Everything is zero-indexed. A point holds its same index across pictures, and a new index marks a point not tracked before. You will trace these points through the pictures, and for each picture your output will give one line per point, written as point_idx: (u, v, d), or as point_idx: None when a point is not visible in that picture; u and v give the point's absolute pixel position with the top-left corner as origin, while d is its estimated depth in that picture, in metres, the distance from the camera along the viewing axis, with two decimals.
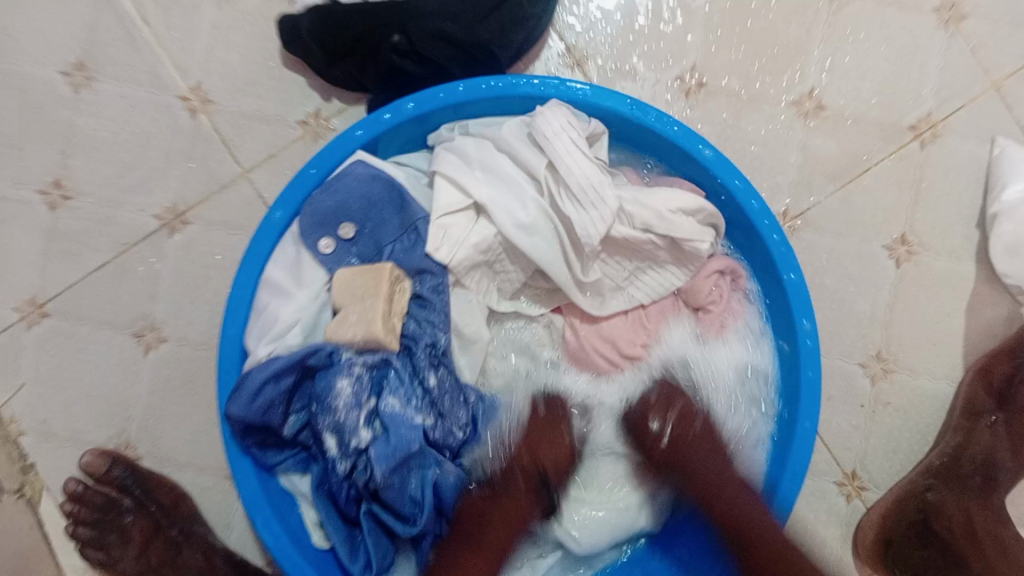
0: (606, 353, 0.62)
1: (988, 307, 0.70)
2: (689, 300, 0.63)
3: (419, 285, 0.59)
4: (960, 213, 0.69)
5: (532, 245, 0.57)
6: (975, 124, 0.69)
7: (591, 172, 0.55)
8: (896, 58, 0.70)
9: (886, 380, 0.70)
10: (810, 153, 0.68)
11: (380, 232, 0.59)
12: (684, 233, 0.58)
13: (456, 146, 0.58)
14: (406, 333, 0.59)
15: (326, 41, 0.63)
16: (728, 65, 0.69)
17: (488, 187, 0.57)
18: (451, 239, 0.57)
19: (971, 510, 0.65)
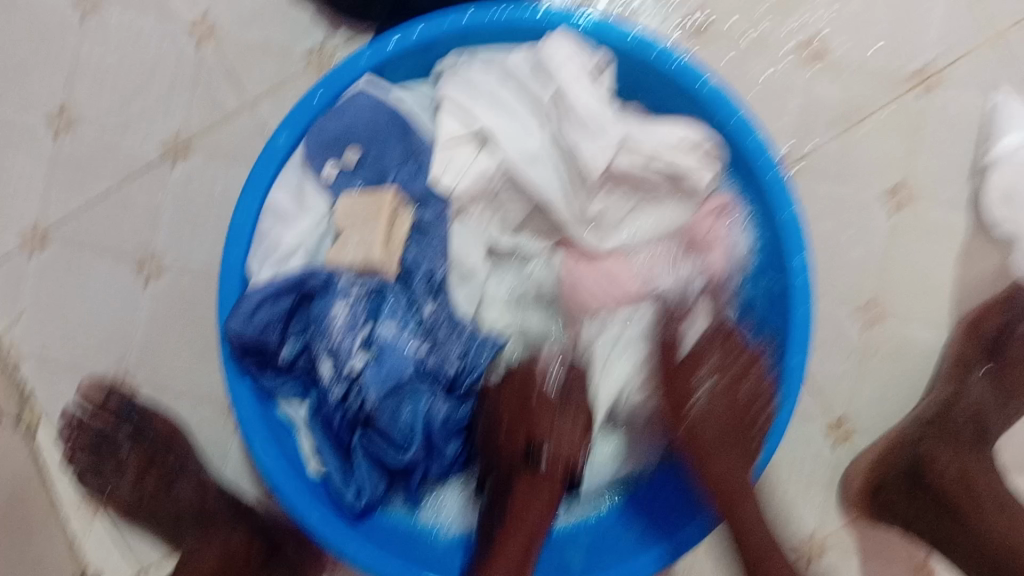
0: (600, 292, 0.60)
1: (980, 258, 0.71)
2: (687, 239, 0.62)
3: (420, 213, 0.58)
4: (956, 164, 0.70)
5: (535, 176, 0.57)
6: (976, 74, 0.70)
7: (594, 103, 0.56)
8: (897, 7, 0.70)
9: (877, 326, 0.71)
10: (811, 99, 0.69)
11: (385, 158, 0.59)
12: (684, 166, 0.57)
13: (462, 76, 0.58)
14: (406, 263, 0.58)
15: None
16: (732, 10, 0.70)
17: (492, 118, 0.57)
18: (456, 166, 0.57)
19: (965, 462, 0.66)
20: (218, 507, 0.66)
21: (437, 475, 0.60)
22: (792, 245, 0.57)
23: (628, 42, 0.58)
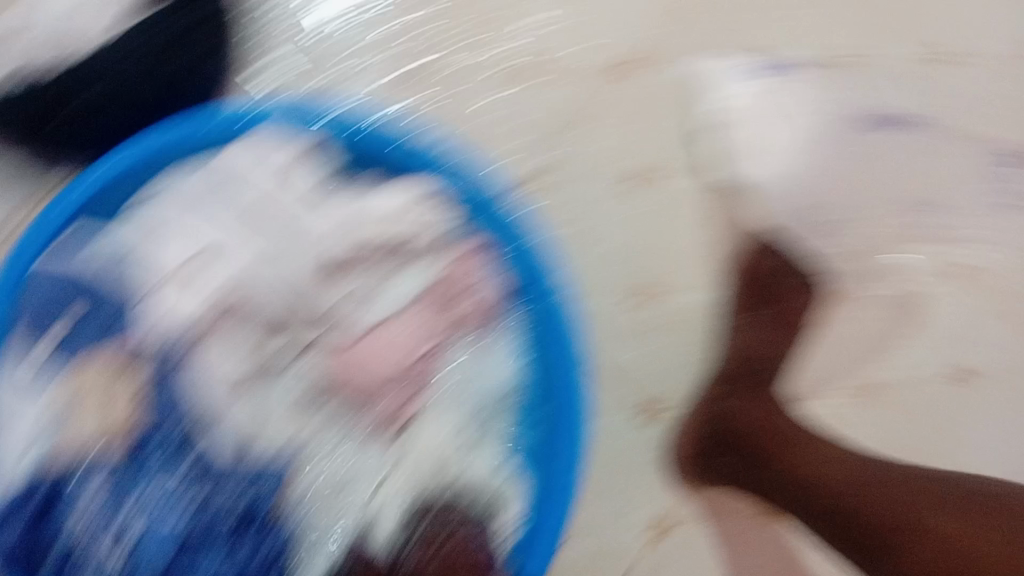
0: (372, 372, 0.59)
1: (718, 209, 0.77)
2: (450, 291, 0.61)
3: (158, 360, 0.57)
4: (669, 134, 0.76)
5: (261, 290, 0.60)
6: (663, 47, 0.76)
7: (297, 209, 0.61)
8: (571, 9, 0.76)
9: (651, 304, 0.75)
10: (519, 115, 0.74)
11: (111, 308, 0.58)
12: (399, 229, 0.61)
13: (168, 202, 0.60)
14: (151, 421, 0.57)
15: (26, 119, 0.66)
16: (424, 50, 0.73)
17: (197, 238, 0.59)
18: (171, 301, 0.58)
19: (765, 408, 0.73)
20: None
21: None
22: (533, 274, 0.60)
23: (314, 126, 0.61)
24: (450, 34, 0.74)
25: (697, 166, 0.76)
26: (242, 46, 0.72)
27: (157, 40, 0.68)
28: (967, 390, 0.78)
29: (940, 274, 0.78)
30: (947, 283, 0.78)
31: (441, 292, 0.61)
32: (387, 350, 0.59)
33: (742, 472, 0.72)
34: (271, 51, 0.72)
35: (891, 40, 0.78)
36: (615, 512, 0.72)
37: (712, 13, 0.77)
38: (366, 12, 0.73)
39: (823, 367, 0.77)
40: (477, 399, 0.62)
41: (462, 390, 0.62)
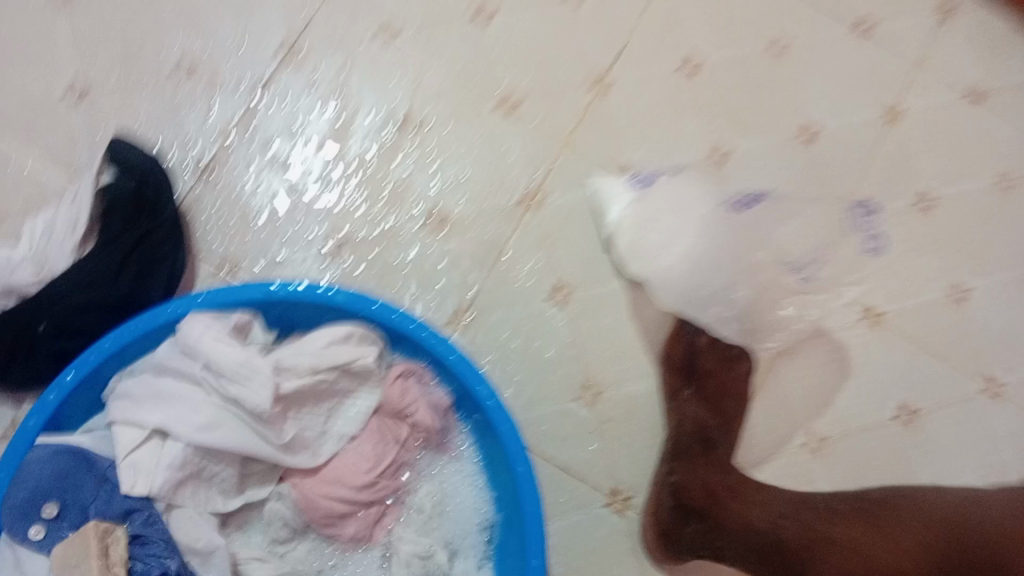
0: (338, 488, 0.73)
1: (645, 307, 0.84)
2: (390, 411, 0.77)
3: (132, 525, 0.67)
4: (589, 245, 0.85)
5: (222, 438, 0.69)
6: (566, 175, 0.87)
7: (239, 354, 0.69)
8: (481, 158, 0.87)
9: (600, 400, 0.82)
10: (452, 256, 0.85)
11: (80, 496, 0.67)
12: (345, 357, 0.73)
13: (123, 391, 0.69)
14: (135, 573, 0.66)
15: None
16: (358, 219, 0.85)
17: (159, 413, 0.69)
18: (142, 471, 0.68)
19: (702, 473, 0.75)
20: None
21: None
22: (472, 379, 0.70)
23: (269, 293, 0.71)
24: (381, 197, 0.86)
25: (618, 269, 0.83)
26: (213, 238, 0.84)
27: (115, 253, 0.73)
28: (904, 429, 0.85)
29: (857, 327, 0.87)
30: (865, 334, 0.86)
31: (384, 414, 0.77)
32: (348, 463, 0.73)
33: (708, 542, 0.73)
34: (237, 239, 0.84)
35: (767, 134, 0.90)
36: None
37: (605, 138, 0.88)
38: (311, 189, 0.85)
39: (773, 428, 0.84)
40: (448, 515, 0.77)
41: (436, 503, 0.76)
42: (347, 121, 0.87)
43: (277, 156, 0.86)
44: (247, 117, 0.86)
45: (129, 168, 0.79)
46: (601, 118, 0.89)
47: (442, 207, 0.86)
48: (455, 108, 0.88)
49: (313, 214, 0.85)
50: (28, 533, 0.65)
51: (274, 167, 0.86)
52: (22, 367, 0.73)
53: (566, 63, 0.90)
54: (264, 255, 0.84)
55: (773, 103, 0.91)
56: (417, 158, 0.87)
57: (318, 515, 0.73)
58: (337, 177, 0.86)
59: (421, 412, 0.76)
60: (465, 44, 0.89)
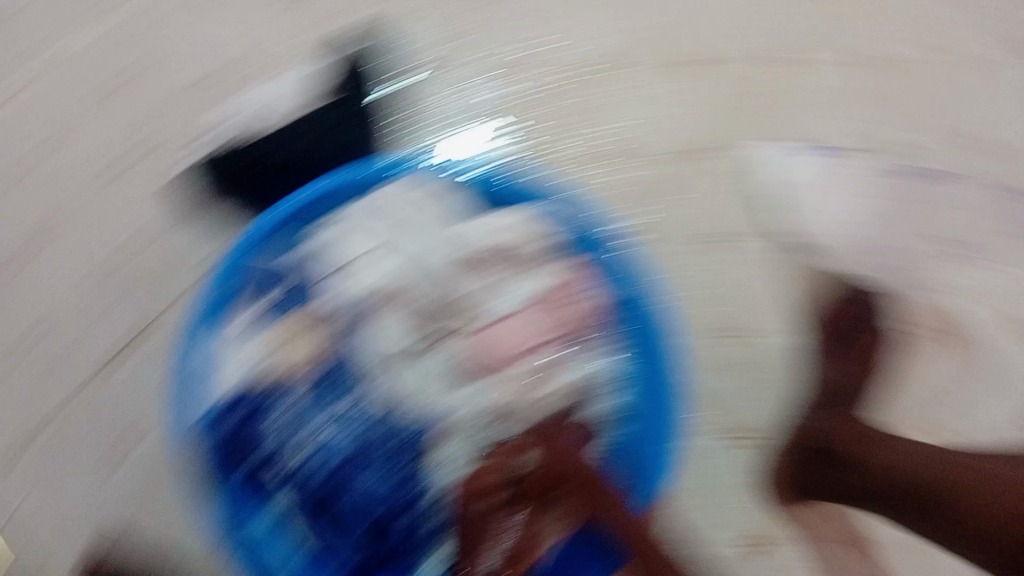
0: (502, 349, 0.74)
1: (789, 265, 0.90)
2: (542, 292, 0.76)
3: (331, 325, 0.74)
4: (739, 201, 0.91)
5: (410, 283, 0.75)
6: (732, 137, 0.93)
7: (430, 222, 0.78)
8: (650, 108, 0.94)
9: (736, 344, 0.88)
10: (607, 185, 0.92)
11: (290, 302, 0.75)
12: (519, 241, 0.77)
13: (330, 227, 0.77)
14: (336, 360, 0.74)
15: (223, 167, 0.87)
16: (542, 146, 0.93)
17: (360, 249, 0.76)
18: (344, 287, 0.75)
19: (840, 417, 0.82)
20: None
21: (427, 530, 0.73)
22: (622, 283, 0.76)
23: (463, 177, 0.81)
24: (566, 130, 0.93)
25: (770, 231, 0.91)
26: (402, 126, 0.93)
27: (342, 128, 0.89)
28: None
29: (989, 325, 0.89)
30: (999, 330, 0.88)
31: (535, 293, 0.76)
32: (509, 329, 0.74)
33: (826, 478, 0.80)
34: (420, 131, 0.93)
35: (932, 129, 0.93)
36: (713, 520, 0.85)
37: (785, 108, 0.94)
38: (511, 113, 0.94)
39: (899, 407, 0.87)
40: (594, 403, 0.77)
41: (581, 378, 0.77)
42: (541, 57, 0.96)
43: (482, 79, 0.95)
44: (459, 41, 0.95)
45: (366, 73, 0.93)
46: (786, 90, 0.94)
47: (604, 143, 0.93)
48: (639, 64, 0.95)
49: (504, 136, 0.94)
50: (248, 309, 0.73)
51: (468, 78, 0.95)
52: (239, 188, 0.87)
53: (753, 37, 0.96)
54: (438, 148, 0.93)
55: (942, 103, 0.94)
56: (594, 99, 0.95)
57: (490, 366, 0.73)
58: (520, 100, 0.94)
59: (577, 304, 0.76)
60: (663, 5, 0.97)
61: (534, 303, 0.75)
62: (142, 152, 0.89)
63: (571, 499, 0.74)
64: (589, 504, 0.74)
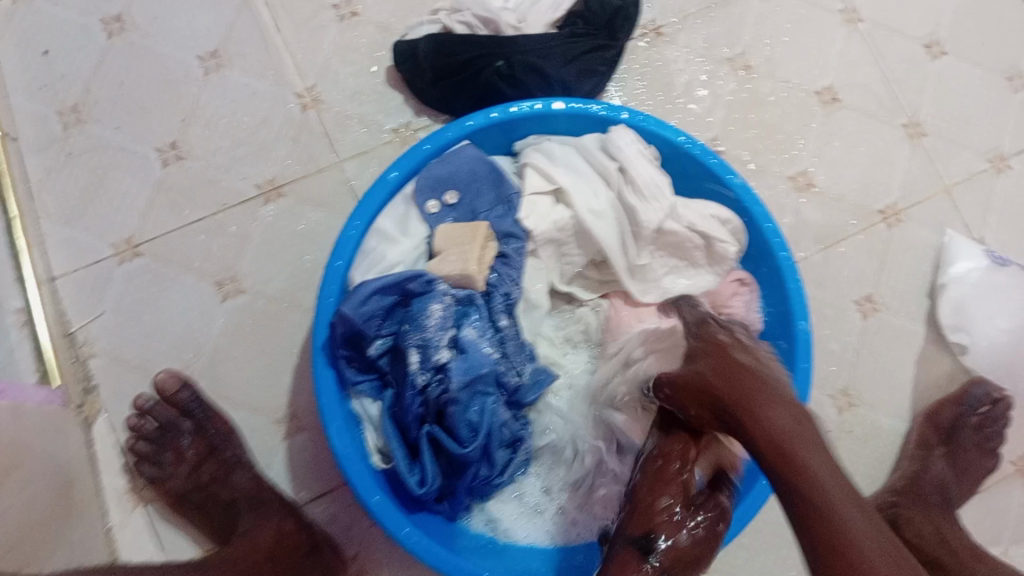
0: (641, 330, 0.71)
1: (934, 363, 0.84)
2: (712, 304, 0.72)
3: (503, 245, 0.69)
4: (914, 284, 0.85)
5: (600, 227, 0.69)
6: (930, 214, 0.87)
7: (653, 175, 0.69)
8: (867, 161, 0.87)
9: (849, 412, 0.83)
10: (800, 219, 0.85)
11: (477, 201, 0.70)
12: (717, 234, 0.70)
13: (544, 148, 0.72)
14: (489, 282, 0.68)
15: (437, 63, 0.79)
16: (743, 140, 0.86)
17: (569, 179, 0.70)
18: (536, 213, 0.70)
19: (938, 524, 0.73)
20: (271, 496, 0.71)
21: (494, 478, 0.68)
22: (797, 310, 0.69)
23: (676, 141, 0.72)
24: (771, 140, 0.86)
25: (933, 320, 0.84)
26: (629, 70, 0.86)
27: (575, 48, 0.79)
28: None
29: None
30: None
31: None
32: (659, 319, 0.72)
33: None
34: (641, 79, 0.86)
35: None
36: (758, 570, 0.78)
37: (980, 207, 0.88)
38: (729, 95, 0.87)
39: (979, 527, 0.82)
40: None
41: None
42: (780, 56, 0.88)
43: (723, 55, 0.88)
44: (708, 8, 0.88)
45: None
46: (985, 190, 0.88)
47: (813, 174, 0.86)
48: (869, 108, 0.88)
49: (710, 118, 0.86)
50: (426, 204, 0.69)
51: (702, 48, 0.87)
52: (456, 87, 0.79)
53: (982, 127, 0.89)
54: (655, 103, 0.86)
55: None
56: (820, 128, 0.87)
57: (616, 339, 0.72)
58: (745, 91, 0.87)
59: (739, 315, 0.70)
60: (906, 55, 0.90)
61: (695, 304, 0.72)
62: (348, 22, 0.84)
63: (793, 484, 0.47)
64: (818, 497, 0.46)
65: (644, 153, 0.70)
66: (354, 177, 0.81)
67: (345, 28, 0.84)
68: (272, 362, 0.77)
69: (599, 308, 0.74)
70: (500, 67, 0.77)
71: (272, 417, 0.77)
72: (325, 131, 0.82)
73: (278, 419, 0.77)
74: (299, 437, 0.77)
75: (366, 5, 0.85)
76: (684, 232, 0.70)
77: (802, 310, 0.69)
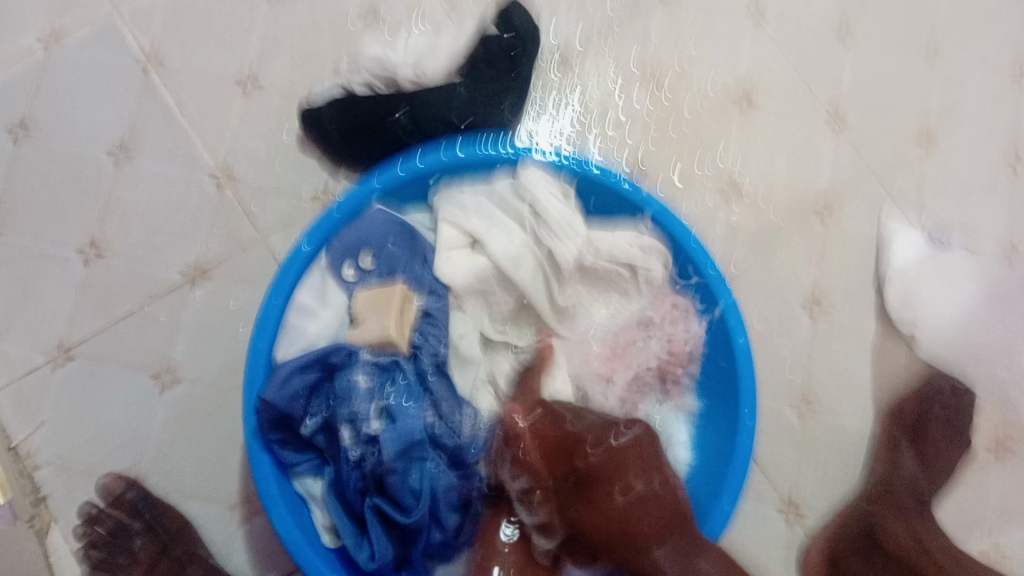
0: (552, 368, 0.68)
1: (888, 353, 0.83)
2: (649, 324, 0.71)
3: (426, 303, 0.69)
4: (859, 277, 0.84)
5: (521, 275, 0.69)
6: (863, 206, 0.86)
7: (564, 212, 0.70)
8: (791, 161, 0.86)
9: (811, 415, 0.81)
10: (733, 227, 0.84)
11: (395, 261, 0.70)
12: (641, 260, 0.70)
13: (456, 200, 0.72)
14: (414, 343, 0.68)
15: (343, 126, 0.78)
16: (666, 159, 0.85)
17: (484, 229, 0.70)
18: (455, 266, 0.70)
19: (917, 532, 0.74)
20: None
21: (447, 543, 0.66)
22: (735, 326, 0.68)
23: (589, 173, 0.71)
24: (694, 153, 0.86)
25: (880, 310, 0.84)
26: (541, 100, 0.84)
27: (478, 92, 0.78)
28: None
29: None
30: None
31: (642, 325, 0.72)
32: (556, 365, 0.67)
33: None
34: (556, 101, 0.85)
35: None
36: None
37: (913, 190, 0.87)
38: (645, 116, 0.86)
39: (963, 515, 0.81)
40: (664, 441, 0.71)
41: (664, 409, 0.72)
42: (692, 68, 0.88)
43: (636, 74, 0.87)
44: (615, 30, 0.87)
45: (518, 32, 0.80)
46: (917, 173, 0.87)
47: (742, 182, 0.85)
48: (788, 107, 0.87)
49: (631, 139, 0.85)
50: (343, 271, 0.69)
51: (614, 70, 0.86)
52: (367, 142, 0.78)
53: (905, 109, 0.89)
54: (573, 124, 0.85)
55: None
56: (742, 136, 0.86)
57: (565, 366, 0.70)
58: (662, 107, 0.86)
59: (681, 336, 0.71)
60: (819, 48, 0.89)
61: (631, 330, 0.71)
62: (253, 95, 0.83)
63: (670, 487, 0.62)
64: None
65: (556, 190, 0.71)
66: (282, 249, 0.81)
67: (250, 101, 0.83)
68: (216, 448, 0.77)
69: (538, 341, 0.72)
70: (404, 122, 0.77)
71: (226, 504, 0.76)
72: (244, 207, 0.81)
73: (232, 504, 0.76)
74: (257, 520, 0.76)
75: (266, 72, 0.84)
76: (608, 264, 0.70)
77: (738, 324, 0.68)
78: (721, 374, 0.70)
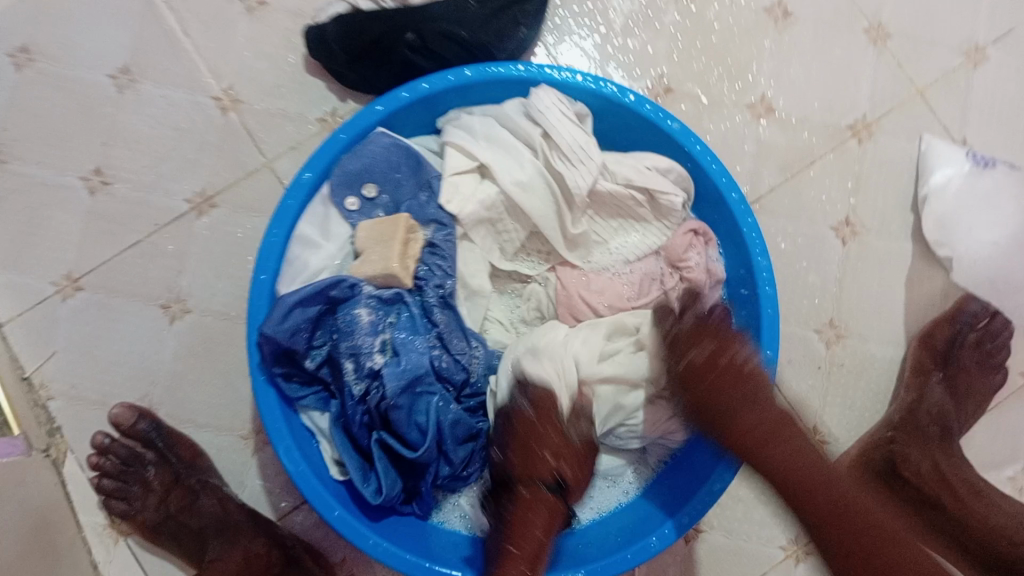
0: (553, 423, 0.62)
1: (923, 282, 0.79)
2: (669, 258, 0.68)
3: (432, 235, 0.67)
4: (897, 201, 0.80)
5: (529, 201, 0.66)
6: (904, 122, 0.81)
7: (578, 135, 0.65)
8: (828, 74, 0.81)
9: (838, 345, 0.78)
10: (762, 145, 0.79)
11: (397, 192, 0.68)
12: (659, 187, 0.67)
13: (464, 123, 0.68)
14: (418, 276, 0.66)
15: (349, 44, 0.74)
16: (689, 74, 0.80)
17: (491, 153, 0.67)
18: (461, 194, 0.67)
19: (936, 459, 0.72)
20: (241, 521, 0.71)
21: (454, 481, 0.66)
22: (754, 252, 0.65)
23: (602, 94, 0.67)
24: (724, 65, 0.80)
25: (917, 235, 0.80)
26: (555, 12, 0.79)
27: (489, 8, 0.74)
28: None
29: None
30: None
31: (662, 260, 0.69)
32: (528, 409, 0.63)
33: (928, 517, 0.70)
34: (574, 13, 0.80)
35: None
36: (756, 519, 0.76)
37: (958, 105, 0.81)
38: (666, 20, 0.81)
39: (992, 450, 0.79)
40: None
41: None
42: None
43: None
44: None
45: None
46: (963, 87, 0.82)
47: (774, 99, 0.80)
48: (828, 14, 0.81)
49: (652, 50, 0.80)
50: (345, 203, 0.66)
51: None
52: (374, 65, 0.75)
53: (953, 17, 0.82)
54: (593, 40, 0.80)
55: None
56: (773, 53, 0.81)
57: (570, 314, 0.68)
58: (687, 17, 0.81)
59: (700, 268, 0.67)
60: None
61: (649, 262, 0.69)
62: (257, 13, 0.80)
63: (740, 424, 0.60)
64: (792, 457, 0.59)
65: (568, 112, 0.66)
66: (288, 175, 0.79)
67: (254, 20, 0.80)
68: (227, 376, 0.76)
69: (547, 280, 0.70)
70: (411, 39, 0.73)
71: (238, 433, 0.75)
72: (250, 131, 0.79)
73: (244, 436, 0.76)
74: (268, 451, 0.75)
75: None
76: (621, 190, 0.67)
77: (758, 248, 0.66)
78: (746, 306, 0.68)
